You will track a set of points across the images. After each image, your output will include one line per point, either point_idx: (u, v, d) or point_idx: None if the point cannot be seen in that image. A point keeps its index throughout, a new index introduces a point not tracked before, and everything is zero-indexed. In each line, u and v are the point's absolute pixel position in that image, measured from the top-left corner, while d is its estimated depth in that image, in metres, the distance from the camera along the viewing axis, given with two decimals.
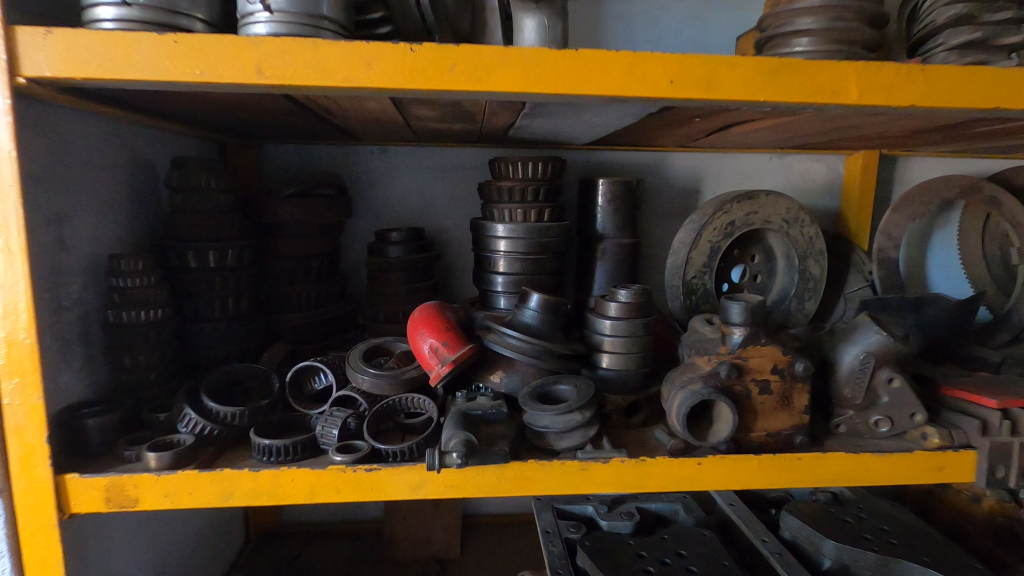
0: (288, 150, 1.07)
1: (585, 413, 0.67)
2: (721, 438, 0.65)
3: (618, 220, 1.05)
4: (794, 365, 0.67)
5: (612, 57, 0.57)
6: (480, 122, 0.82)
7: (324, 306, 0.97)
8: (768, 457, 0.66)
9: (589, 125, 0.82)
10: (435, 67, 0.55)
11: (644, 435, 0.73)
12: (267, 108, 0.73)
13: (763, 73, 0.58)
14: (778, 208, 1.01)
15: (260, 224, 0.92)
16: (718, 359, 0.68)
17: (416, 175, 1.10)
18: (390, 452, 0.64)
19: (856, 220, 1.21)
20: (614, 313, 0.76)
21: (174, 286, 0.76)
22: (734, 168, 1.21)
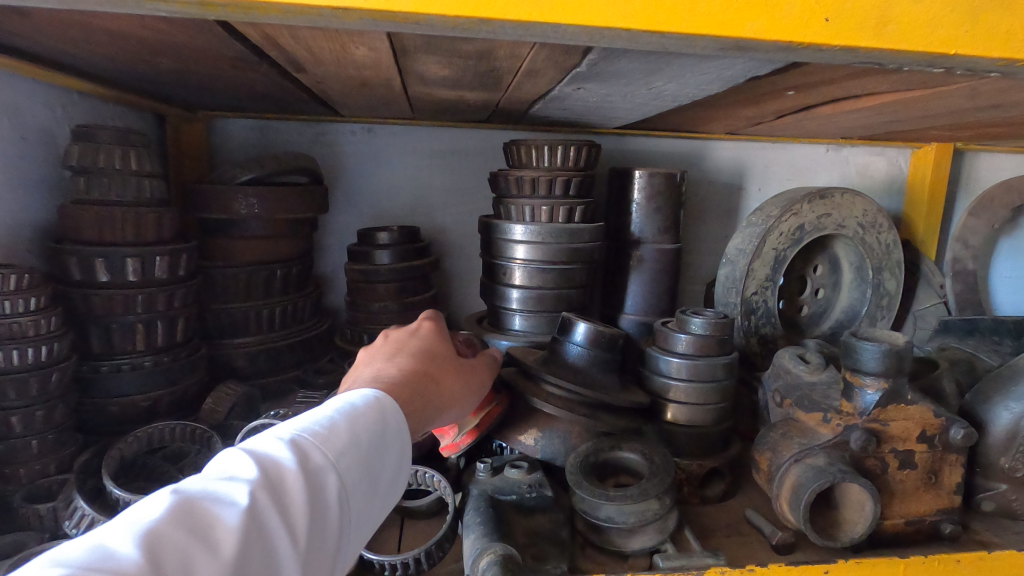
0: (247, 126, 0.84)
1: (663, 500, 0.47)
2: (858, 536, 0.46)
3: (659, 221, 0.86)
4: (948, 432, 0.49)
5: None
6: (504, 91, 0.62)
7: (290, 328, 0.75)
8: (919, 560, 0.47)
9: (648, 97, 0.62)
10: None
11: (730, 519, 0.54)
12: (210, 60, 0.51)
13: (960, 8, 0.39)
14: (854, 210, 0.83)
15: (206, 221, 0.70)
16: (840, 422, 0.50)
17: (410, 162, 0.88)
18: (382, 565, 0.44)
19: (922, 225, 1.04)
20: (687, 349, 0.57)
21: (67, 310, 0.53)
22: (785, 161, 1.03)
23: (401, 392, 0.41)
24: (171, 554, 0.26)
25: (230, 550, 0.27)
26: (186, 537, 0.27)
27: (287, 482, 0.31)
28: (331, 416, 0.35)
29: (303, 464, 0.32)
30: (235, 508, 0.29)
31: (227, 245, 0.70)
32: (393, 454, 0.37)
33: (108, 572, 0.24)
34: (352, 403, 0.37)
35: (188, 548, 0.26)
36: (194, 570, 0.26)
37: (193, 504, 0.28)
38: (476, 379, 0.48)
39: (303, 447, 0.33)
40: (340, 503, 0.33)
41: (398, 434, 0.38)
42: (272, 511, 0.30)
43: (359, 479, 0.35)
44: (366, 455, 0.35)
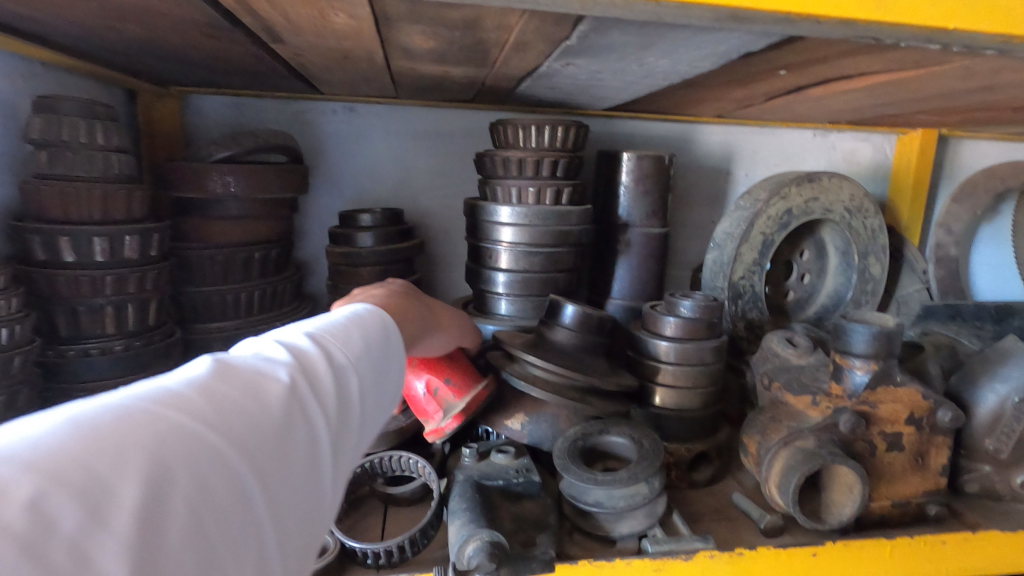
0: (223, 104, 0.81)
1: (653, 484, 0.46)
2: (845, 518, 0.46)
3: (646, 205, 0.85)
4: (936, 414, 0.49)
5: None
6: (490, 66, 0.60)
7: (270, 312, 0.73)
8: (902, 541, 0.47)
9: (639, 76, 0.60)
10: None
11: (719, 503, 0.53)
12: (180, 27, 0.48)
13: None
14: (841, 194, 0.83)
15: (180, 201, 0.67)
16: (828, 404, 0.49)
17: (393, 143, 0.86)
18: (365, 554, 0.42)
19: (906, 211, 1.05)
20: (673, 331, 0.56)
21: (27, 292, 0.51)
22: (773, 146, 1.03)
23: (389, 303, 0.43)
24: (225, 401, 0.26)
25: (281, 407, 0.28)
26: (239, 391, 0.27)
27: (314, 362, 0.32)
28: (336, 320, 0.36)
29: (326, 350, 0.33)
30: (274, 374, 0.29)
31: (201, 225, 0.68)
32: (394, 361, 0.39)
33: (174, 405, 0.24)
34: (353, 314, 0.38)
35: (244, 399, 0.26)
36: (249, 417, 0.26)
37: (231, 369, 0.28)
38: (450, 318, 0.51)
39: (322, 339, 0.34)
40: (360, 392, 0.34)
41: (395, 346, 0.39)
42: (308, 383, 0.30)
43: (372, 377, 0.36)
44: (375, 355, 0.36)
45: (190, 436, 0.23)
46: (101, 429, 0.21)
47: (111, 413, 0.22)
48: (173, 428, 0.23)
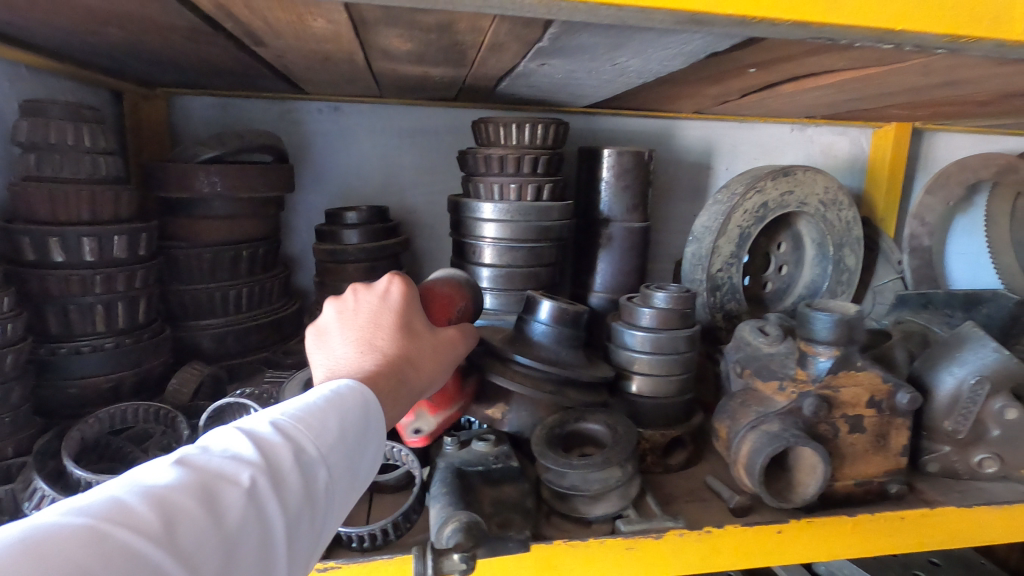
0: (208, 104, 0.82)
1: (626, 467, 0.48)
2: (809, 498, 0.48)
3: (627, 199, 0.87)
4: (895, 397, 0.51)
5: None
6: (468, 67, 0.61)
7: (258, 308, 0.75)
8: (863, 517, 0.50)
9: (613, 74, 0.62)
10: None
11: (692, 486, 0.55)
12: (162, 32, 0.50)
13: None
14: (815, 187, 0.85)
15: (166, 201, 0.68)
16: (793, 389, 0.51)
17: (378, 141, 0.87)
18: (350, 537, 0.44)
19: (882, 203, 1.07)
20: (649, 321, 0.58)
21: (17, 292, 0.52)
22: (751, 140, 1.05)
23: (377, 389, 0.40)
24: (177, 519, 0.26)
25: (232, 523, 0.28)
26: (195, 506, 0.27)
27: (284, 461, 0.32)
28: (320, 398, 0.36)
29: (300, 445, 0.33)
30: (239, 479, 0.30)
31: (188, 225, 0.69)
32: (376, 441, 0.39)
33: (124, 527, 0.25)
34: (341, 388, 0.37)
35: (196, 517, 0.27)
36: (198, 538, 0.26)
37: (196, 473, 0.29)
38: (450, 363, 0.47)
39: (301, 431, 0.34)
40: (330, 488, 0.34)
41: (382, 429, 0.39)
42: (273, 490, 0.31)
43: (347, 470, 0.36)
44: (356, 445, 0.36)
45: (132, 560, 0.24)
46: (44, 550, 0.22)
47: (62, 532, 0.24)
48: (116, 552, 0.24)
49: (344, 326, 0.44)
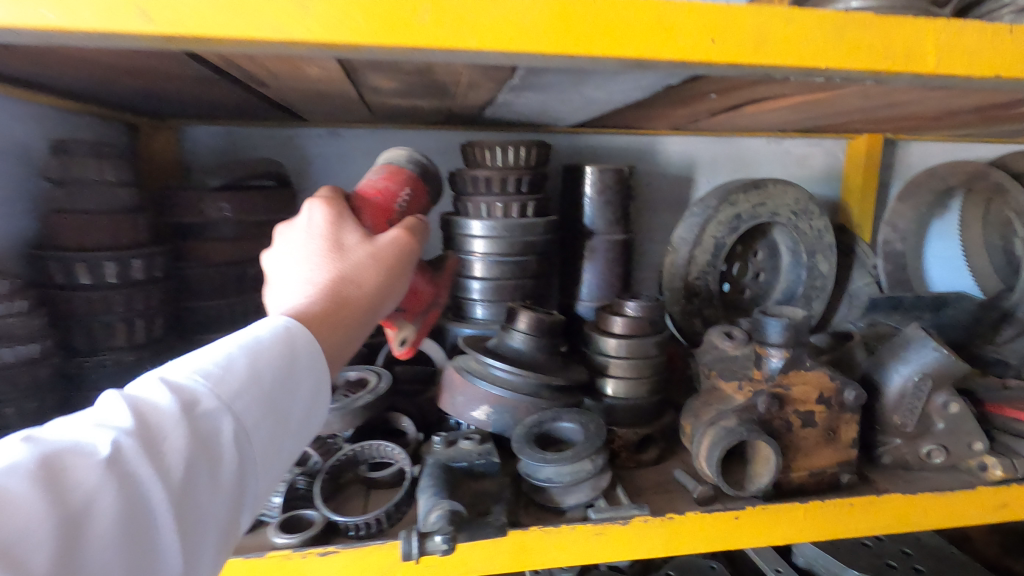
0: (216, 133, 0.89)
1: (595, 461, 0.53)
2: (762, 486, 0.53)
3: (609, 214, 0.92)
4: (842, 393, 0.56)
5: (639, 5, 0.42)
6: (452, 98, 0.67)
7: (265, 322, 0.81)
8: (814, 503, 0.55)
9: (587, 102, 0.68)
10: (400, 14, 0.39)
11: (662, 479, 0.60)
12: (175, 78, 0.56)
13: (823, 31, 0.45)
14: (785, 199, 0.91)
15: (177, 225, 0.74)
16: (753, 389, 0.56)
17: (375, 164, 0.93)
18: (347, 525, 0.49)
19: (857, 210, 1.12)
20: (619, 329, 0.64)
21: (49, 312, 0.58)
22: (730, 153, 1.10)
23: (309, 321, 0.41)
24: (13, 499, 0.26)
25: (85, 493, 0.28)
26: (37, 485, 0.27)
27: (165, 422, 0.33)
28: (234, 352, 0.37)
29: (186, 404, 0.34)
30: (100, 452, 0.30)
31: (198, 247, 0.75)
32: (306, 389, 0.40)
33: None
34: (251, 341, 0.38)
35: (41, 492, 0.27)
36: (38, 512, 0.27)
37: (51, 452, 0.29)
38: (399, 277, 0.46)
39: (186, 392, 0.35)
40: (231, 441, 0.35)
41: (304, 365, 0.40)
42: (144, 452, 0.31)
43: (255, 417, 0.37)
44: (259, 394, 0.37)
45: None
46: None
47: None
48: None
49: (280, 258, 0.45)
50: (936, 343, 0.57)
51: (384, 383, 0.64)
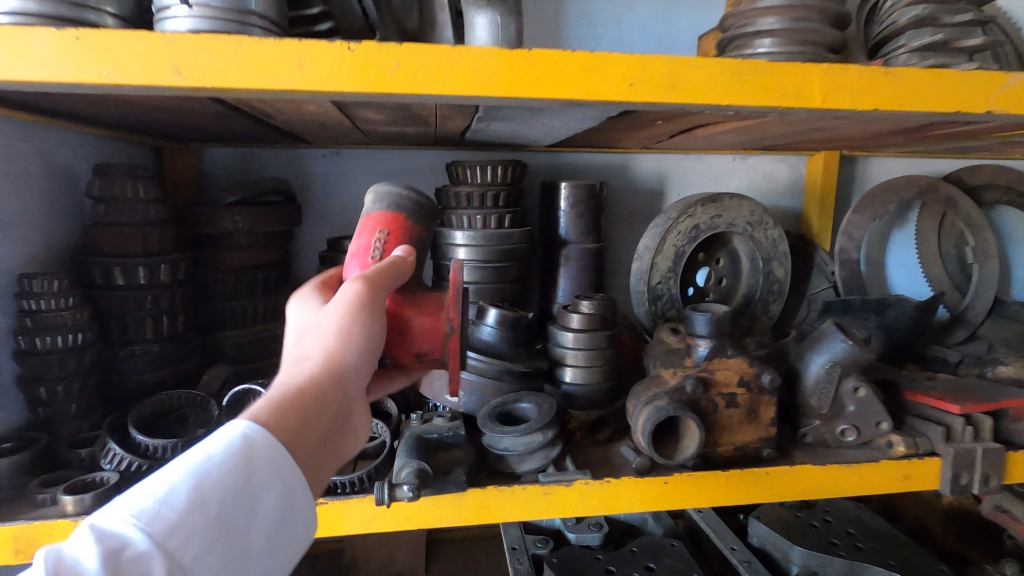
0: (231, 154, 1.00)
1: (546, 433, 0.63)
2: (688, 455, 0.62)
3: (581, 224, 1.02)
4: (760, 378, 0.65)
5: (569, 58, 0.53)
6: (433, 126, 0.77)
7: (272, 321, 0.91)
8: (734, 472, 0.64)
9: (551, 129, 0.78)
10: (376, 66, 0.50)
11: (609, 452, 0.69)
12: (197, 112, 0.67)
13: (723, 75, 0.55)
14: (741, 212, 1.00)
15: (197, 235, 0.85)
16: (683, 374, 0.65)
17: (371, 180, 1.04)
18: (336, 483, 0.60)
19: (818, 220, 1.21)
20: (576, 324, 0.72)
21: (91, 308, 0.69)
22: (699, 169, 1.20)
23: (273, 399, 0.48)
24: None
25: None
26: None
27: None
28: (175, 486, 0.41)
29: (115, 555, 0.37)
30: None
31: (215, 254, 0.86)
32: (272, 488, 0.44)
33: None
34: (197, 470, 0.42)
35: None
36: None
37: None
38: (362, 324, 0.52)
39: (117, 541, 0.38)
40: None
41: (254, 478, 0.43)
42: None
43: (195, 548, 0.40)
44: (197, 527, 0.40)
45: None
46: None
47: None
48: None
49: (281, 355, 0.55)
50: (841, 334, 0.66)
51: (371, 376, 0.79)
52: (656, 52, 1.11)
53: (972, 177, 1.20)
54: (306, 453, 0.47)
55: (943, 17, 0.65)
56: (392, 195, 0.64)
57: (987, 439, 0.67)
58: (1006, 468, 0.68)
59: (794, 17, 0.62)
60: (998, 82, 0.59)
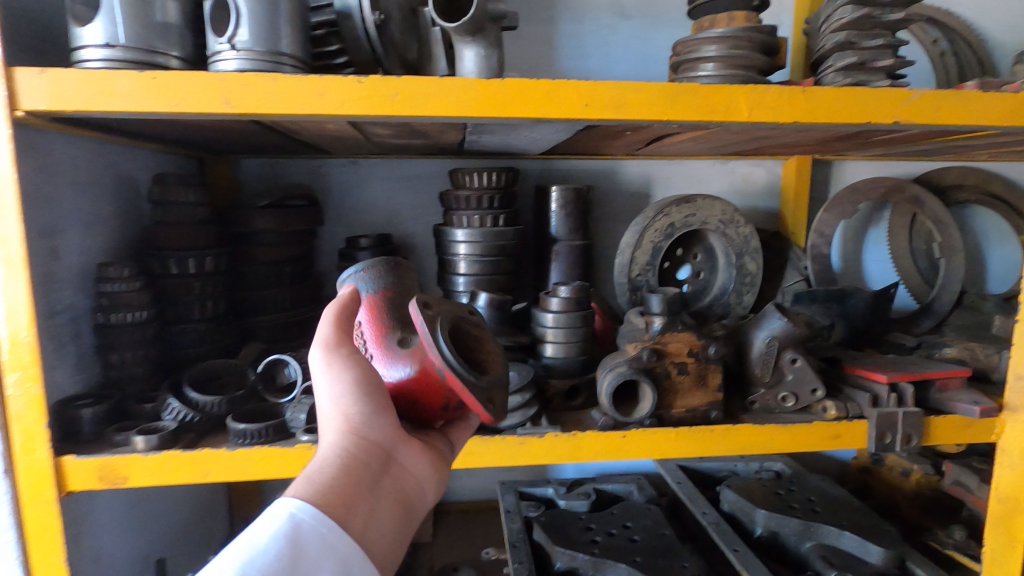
0: (262, 164, 1.15)
1: (524, 394, 0.76)
2: (642, 413, 0.75)
3: (570, 223, 1.14)
4: (707, 349, 0.78)
5: (534, 86, 0.66)
6: (433, 139, 0.90)
7: (298, 308, 1.05)
8: (684, 430, 0.75)
9: (534, 140, 0.91)
10: (380, 95, 0.64)
11: (581, 414, 0.81)
12: (236, 130, 0.81)
13: (662, 97, 0.68)
14: (713, 211, 1.11)
15: (236, 234, 1.00)
16: (641, 345, 0.77)
17: (383, 186, 1.18)
18: None
19: (792, 219, 1.31)
20: (555, 306, 0.84)
21: (152, 291, 0.83)
22: (681, 173, 1.31)
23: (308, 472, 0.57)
24: None
25: None
26: None
27: None
28: None
29: None
30: None
31: (250, 250, 1.00)
32: (324, 562, 0.49)
33: None
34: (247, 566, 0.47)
35: None
36: None
37: None
38: (343, 378, 0.59)
39: None
40: None
41: (303, 558, 0.48)
42: None
43: None
44: None
45: None
46: None
47: None
48: None
49: None
50: (773, 309, 0.80)
51: None
52: (639, 68, 1.23)
53: (941, 177, 1.29)
54: (347, 510, 0.54)
55: (861, 41, 0.76)
56: (362, 278, 0.70)
57: (909, 403, 0.77)
58: (928, 430, 0.78)
59: (731, 47, 0.76)
60: (900, 98, 0.70)
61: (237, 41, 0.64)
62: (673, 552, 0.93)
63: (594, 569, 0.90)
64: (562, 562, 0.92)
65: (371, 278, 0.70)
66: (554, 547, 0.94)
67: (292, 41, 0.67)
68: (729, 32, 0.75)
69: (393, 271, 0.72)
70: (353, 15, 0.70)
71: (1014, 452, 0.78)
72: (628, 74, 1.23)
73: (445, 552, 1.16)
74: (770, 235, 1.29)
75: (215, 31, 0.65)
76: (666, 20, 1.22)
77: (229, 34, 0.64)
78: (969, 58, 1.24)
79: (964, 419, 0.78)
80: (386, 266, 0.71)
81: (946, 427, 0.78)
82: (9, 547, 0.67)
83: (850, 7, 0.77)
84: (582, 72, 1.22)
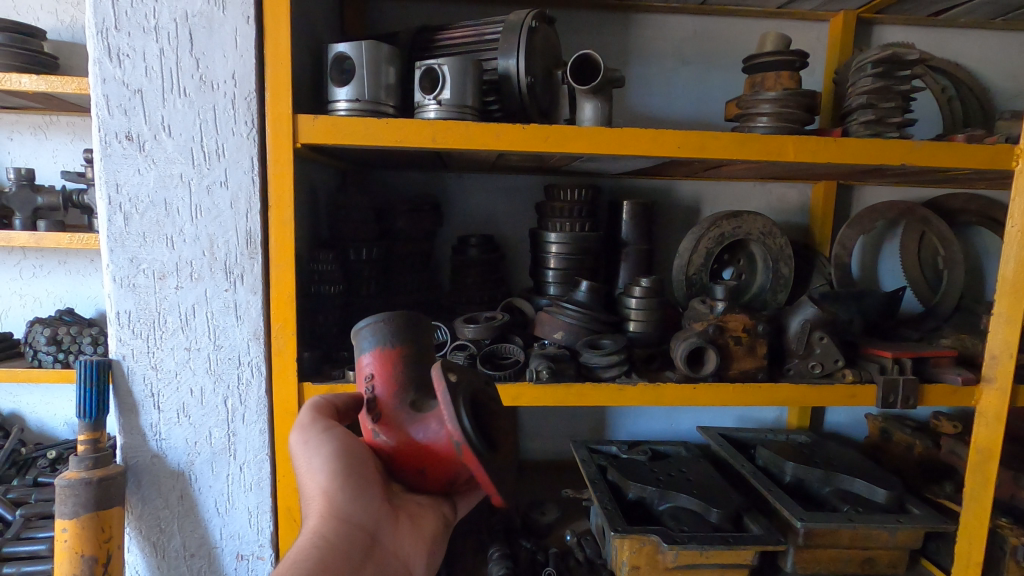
0: (389, 174, 1.42)
1: (619, 354, 1.03)
2: (708, 370, 1.01)
3: (639, 230, 1.41)
4: (757, 327, 1.06)
5: (643, 131, 0.94)
6: (546, 163, 1.19)
7: (424, 290, 1.33)
8: (740, 384, 1.02)
9: (624, 165, 1.18)
10: (539, 137, 0.92)
11: (659, 372, 1.09)
12: (411, 154, 1.10)
13: (735, 143, 0.95)
14: (756, 224, 1.37)
15: (385, 230, 1.29)
16: (707, 322, 1.05)
17: (486, 196, 1.46)
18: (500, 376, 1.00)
19: (819, 232, 1.57)
20: (638, 293, 1.12)
21: (343, 270, 1.12)
22: (728, 192, 1.57)
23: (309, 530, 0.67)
24: None
25: None
26: None
27: None
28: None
29: None
30: None
31: (395, 244, 1.29)
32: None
33: None
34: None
35: None
36: None
37: None
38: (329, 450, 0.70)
39: None
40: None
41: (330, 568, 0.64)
42: None
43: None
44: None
45: None
46: None
47: None
48: None
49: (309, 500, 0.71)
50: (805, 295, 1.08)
51: (503, 318, 1.13)
52: (696, 104, 1.50)
53: (948, 202, 1.53)
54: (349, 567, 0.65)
55: (879, 103, 1.03)
56: (366, 337, 0.69)
57: (909, 373, 1.02)
58: (923, 394, 1.04)
59: (782, 105, 1.04)
60: (909, 146, 0.97)
61: (441, 98, 0.93)
62: (722, 490, 1.20)
63: (659, 497, 1.17)
64: (633, 492, 1.19)
65: (369, 339, 0.69)
66: (627, 481, 1.21)
67: (474, 97, 0.95)
68: (781, 95, 1.03)
69: (394, 321, 0.69)
70: (512, 77, 0.98)
71: (988, 413, 1.03)
72: (687, 109, 1.50)
73: (529, 494, 1.42)
74: (801, 246, 1.55)
75: (424, 90, 0.94)
76: (720, 66, 1.49)
77: (436, 94, 0.93)
78: (973, 104, 1.48)
79: (951, 387, 1.04)
80: (388, 318, 0.69)
81: (936, 393, 1.04)
82: (263, 443, 0.95)
83: (870, 78, 1.04)
84: (650, 107, 1.49)
